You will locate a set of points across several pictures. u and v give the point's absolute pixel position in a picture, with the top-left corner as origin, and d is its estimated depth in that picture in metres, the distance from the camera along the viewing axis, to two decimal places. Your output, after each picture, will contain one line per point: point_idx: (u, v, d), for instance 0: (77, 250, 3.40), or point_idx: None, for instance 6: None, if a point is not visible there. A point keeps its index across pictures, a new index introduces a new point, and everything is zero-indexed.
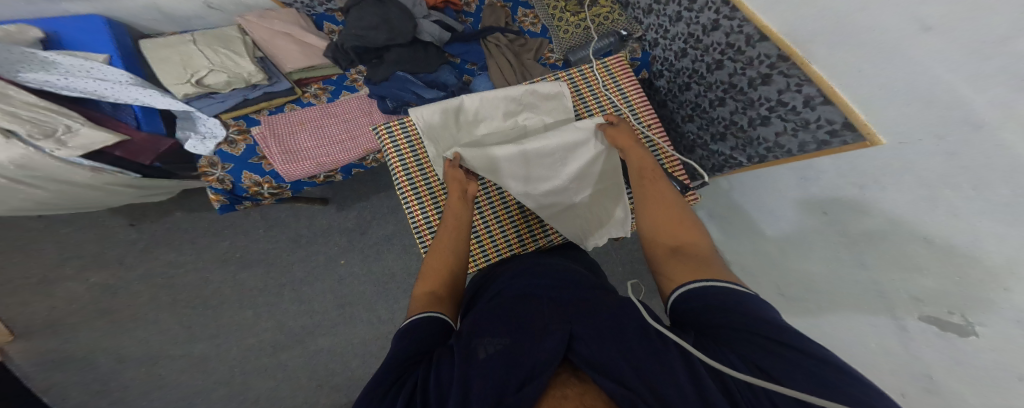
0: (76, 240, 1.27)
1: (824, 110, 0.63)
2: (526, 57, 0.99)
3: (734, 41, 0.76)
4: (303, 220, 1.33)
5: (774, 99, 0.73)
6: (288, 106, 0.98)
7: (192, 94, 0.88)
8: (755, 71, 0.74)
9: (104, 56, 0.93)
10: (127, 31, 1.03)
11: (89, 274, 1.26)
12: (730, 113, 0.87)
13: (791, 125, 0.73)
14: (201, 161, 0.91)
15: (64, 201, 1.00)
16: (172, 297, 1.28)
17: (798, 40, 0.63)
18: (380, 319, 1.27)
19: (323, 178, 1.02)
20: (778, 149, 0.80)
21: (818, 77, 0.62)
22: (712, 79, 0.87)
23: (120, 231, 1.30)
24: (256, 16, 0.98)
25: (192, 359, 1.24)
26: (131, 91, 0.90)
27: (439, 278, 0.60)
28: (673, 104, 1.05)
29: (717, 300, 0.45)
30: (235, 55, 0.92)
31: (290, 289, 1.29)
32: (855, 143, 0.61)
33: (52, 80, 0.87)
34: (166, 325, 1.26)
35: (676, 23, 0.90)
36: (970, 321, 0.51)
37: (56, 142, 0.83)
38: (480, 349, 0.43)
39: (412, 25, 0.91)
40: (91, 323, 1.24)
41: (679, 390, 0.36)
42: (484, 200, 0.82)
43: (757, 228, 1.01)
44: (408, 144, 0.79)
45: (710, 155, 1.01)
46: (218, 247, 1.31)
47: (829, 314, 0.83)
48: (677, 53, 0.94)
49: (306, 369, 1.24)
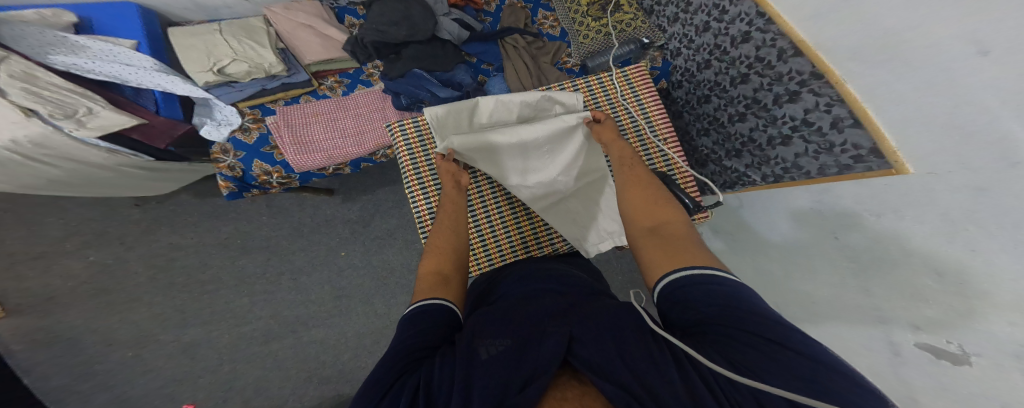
0: (81, 218, 1.29)
1: (852, 133, 0.64)
2: (542, 60, 1.02)
3: (764, 56, 0.77)
4: (307, 210, 1.34)
5: (800, 117, 0.74)
6: (304, 97, 1.01)
7: (212, 83, 0.91)
8: (783, 88, 0.75)
9: (131, 43, 0.97)
10: (157, 19, 1.08)
11: (88, 252, 1.27)
12: (750, 129, 0.89)
13: (815, 146, 0.73)
14: (213, 147, 0.93)
15: (76, 179, 1.02)
16: (170, 279, 1.28)
17: (835, 58, 0.63)
18: (375, 313, 1.26)
19: (331, 170, 1.03)
20: (795, 170, 0.80)
21: (851, 97, 0.61)
22: (734, 93, 0.89)
23: (126, 210, 1.31)
24: (281, 8, 1.03)
25: (184, 343, 1.24)
26: (154, 76, 0.93)
27: (443, 258, 0.62)
28: (690, 116, 1.08)
29: (710, 296, 0.44)
30: (257, 46, 0.96)
31: (288, 277, 1.29)
32: (879, 169, 0.59)
33: (80, 63, 0.90)
34: (161, 307, 1.26)
35: (704, 34, 0.93)
36: (965, 350, 0.51)
37: (77, 123, 0.85)
38: (481, 350, 0.44)
39: (433, 22, 0.95)
40: (84, 303, 1.25)
41: (672, 389, 0.36)
42: (489, 199, 0.84)
43: (761, 247, 1.00)
44: (420, 141, 0.82)
45: (722, 170, 1.03)
46: (220, 231, 1.32)
47: (827, 334, 0.82)
48: (700, 65, 0.97)
49: (296, 360, 1.23)
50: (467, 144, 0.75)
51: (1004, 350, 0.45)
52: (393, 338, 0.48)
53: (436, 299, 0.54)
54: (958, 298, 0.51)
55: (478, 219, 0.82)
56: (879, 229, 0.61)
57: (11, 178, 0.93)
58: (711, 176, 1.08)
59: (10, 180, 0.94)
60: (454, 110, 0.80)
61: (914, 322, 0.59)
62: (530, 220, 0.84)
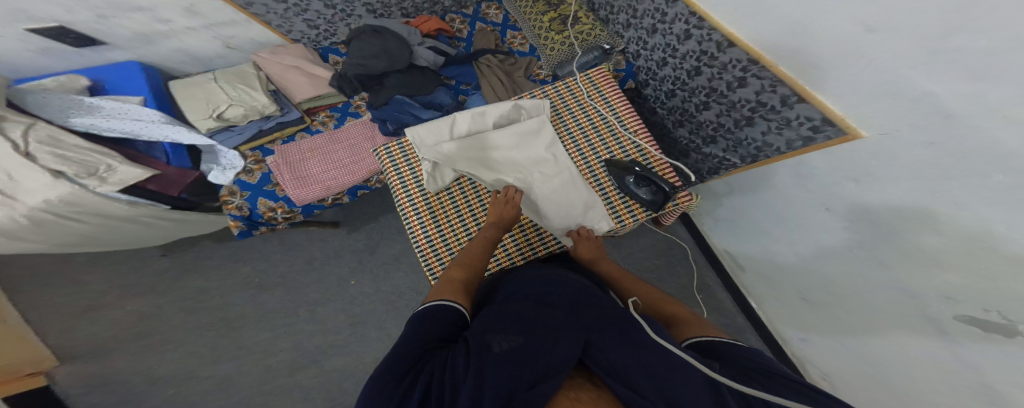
0: (118, 271, 1.38)
1: (801, 108, 0.65)
2: (517, 75, 1.02)
3: (705, 49, 0.78)
4: (316, 243, 1.38)
5: (753, 100, 0.73)
6: (299, 134, 1.03)
7: (214, 128, 0.95)
8: (730, 75, 0.75)
9: (139, 99, 1.02)
10: (160, 75, 1.13)
11: (127, 302, 1.34)
12: (716, 115, 0.86)
13: (776, 124, 0.72)
14: (222, 190, 0.97)
15: (104, 234, 1.06)
16: (198, 321, 1.32)
17: (765, 45, 0.66)
18: (391, 337, 1.27)
19: (332, 201, 1.05)
20: (768, 148, 0.78)
21: (786, 76, 0.64)
22: (693, 85, 0.87)
23: (154, 261, 1.39)
24: (268, 53, 1.06)
25: (215, 381, 1.25)
26: (163, 128, 0.98)
27: (468, 268, 0.66)
28: (663, 110, 1.04)
29: (717, 353, 0.47)
30: (251, 90, 0.99)
31: (306, 310, 1.32)
32: (836, 137, 0.62)
33: (97, 123, 0.96)
34: (193, 347, 1.29)
35: (653, 35, 0.92)
36: (1013, 320, 0.52)
37: (99, 180, 0.91)
38: (495, 343, 0.44)
39: (408, 52, 0.97)
40: (126, 347, 1.29)
41: (694, 393, 0.38)
42: (481, 212, 0.81)
43: (765, 231, 0.98)
44: (407, 163, 0.83)
45: (704, 158, 0.98)
46: (239, 272, 1.37)
47: (857, 311, 0.81)
48: (658, 63, 0.94)
49: (321, 389, 1.23)
50: (451, 148, 0.76)
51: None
52: (406, 330, 0.49)
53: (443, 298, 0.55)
54: (968, 262, 0.54)
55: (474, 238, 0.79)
56: (867, 195, 0.64)
57: (47, 238, 0.97)
58: (694, 165, 1.04)
59: (46, 241, 0.98)
60: (434, 126, 0.80)
61: (945, 291, 0.61)
62: (521, 230, 0.80)
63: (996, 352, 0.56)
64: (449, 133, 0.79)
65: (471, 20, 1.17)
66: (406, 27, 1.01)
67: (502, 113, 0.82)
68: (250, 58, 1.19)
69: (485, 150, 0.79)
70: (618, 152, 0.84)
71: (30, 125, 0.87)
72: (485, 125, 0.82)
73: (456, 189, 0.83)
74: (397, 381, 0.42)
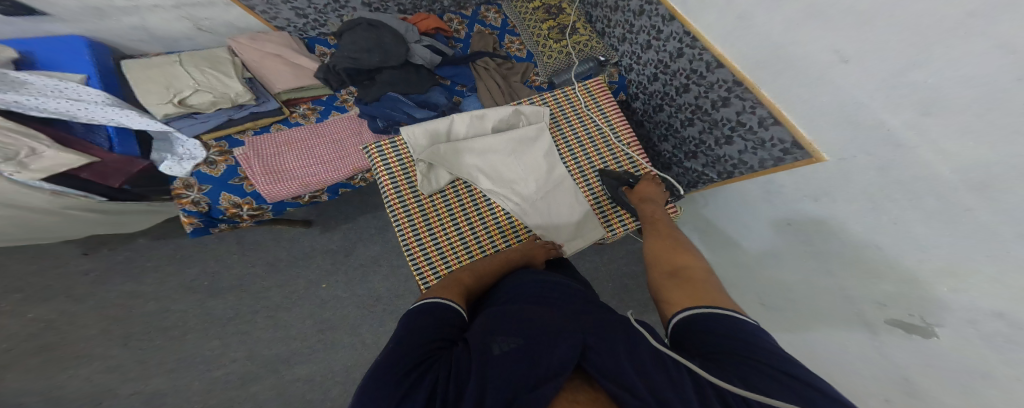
0: (27, 272, 1.19)
1: (776, 130, 0.75)
2: (513, 80, 1.03)
3: (696, 68, 0.88)
4: (283, 243, 1.29)
5: (734, 119, 0.84)
6: (274, 127, 0.97)
7: (173, 114, 0.87)
8: (716, 94, 0.86)
9: (81, 77, 0.91)
10: (110, 52, 1.02)
11: (28, 310, 1.16)
12: (699, 132, 0.96)
13: (751, 144, 0.83)
14: (175, 183, 0.88)
15: (19, 230, 0.94)
16: (125, 330, 1.17)
17: (747, 68, 0.76)
18: (364, 343, 1.21)
19: (308, 198, 1.00)
20: (742, 166, 0.90)
21: (767, 99, 0.74)
22: (681, 101, 0.97)
23: (73, 261, 1.22)
24: (247, 38, 1.00)
25: (141, 400, 1.11)
26: (108, 111, 0.88)
27: (472, 272, 0.71)
28: (650, 124, 1.13)
29: (726, 331, 0.47)
30: (223, 76, 0.92)
31: (266, 315, 1.22)
32: (803, 159, 0.72)
33: (22, 100, 0.81)
34: (115, 362, 1.14)
35: (647, 51, 1.01)
36: (929, 322, 0.60)
37: (17, 165, 0.79)
38: (495, 347, 0.48)
39: (405, 49, 0.95)
40: (27, 363, 1.11)
41: (684, 397, 0.39)
42: (473, 215, 0.85)
43: (734, 241, 1.08)
44: (398, 161, 0.85)
45: (684, 172, 1.09)
46: (185, 274, 1.24)
47: (806, 316, 0.90)
48: (650, 78, 1.04)
49: (278, 402, 1.13)
50: (455, 150, 0.83)
51: (959, 317, 0.55)
52: (405, 324, 0.53)
53: (439, 298, 0.59)
54: (902, 271, 0.62)
55: (465, 236, 0.83)
56: (819, 211, 0.74)
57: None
58: (676, 178, 1.14)
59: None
60: (431, 128, 0.84)
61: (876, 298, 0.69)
62: (514, 230, 0.86)
63: (915, 349, 0.64)
64: (443, 137, 0.86)
65: (469, 22, 1.16)
66: (403, 23, 1.00)
67: (502, 117, 0.89)
68: (224, 42, 1.11)
69: (485, 152, 0.85)
70: (611, 160, 0.93)
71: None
72: (488, 128, 0.88)
73: (450, 192, 0.85)
74: (401, 373, 0.43)
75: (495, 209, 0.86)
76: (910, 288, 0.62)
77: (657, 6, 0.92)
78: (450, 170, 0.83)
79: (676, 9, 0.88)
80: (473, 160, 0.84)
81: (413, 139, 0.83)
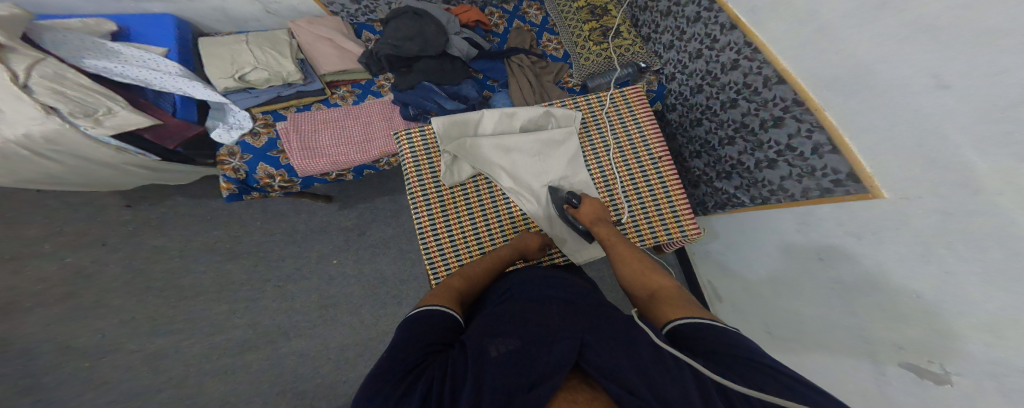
0: (70, 217, 1.29)
1: (831, 159, 0.71)
2: (545, 79, 1.08)
3: (751, 82, 0.85)
4: (303, 215, 1.35)
5: (784, 142, 0.82)
6: (315, 105, 1.06)
7: (232, 88, 0.98)
8: (768, 113, 0.84)
9: (161, 50, 1.04)
10: (191, 30, 1.17)
11: (65, 254, 1.25)
12: (739, 152, 0.96)
13: (798, 170, 0.81)
14: (221, 150, 0.98)
15: (74, 177, 1.04)
16: (146, 284, 1.25)
17: (812, 86, 0.72)
18: (363, 324, 1.23)
19: (334, 176, 1.07)
20: (780, 193, 0.88)
21: (829, 123, 0.70)
22: (725, 117, 0.97)
23: (114, 211, 1.32)
24: (305, 22, 1.10)
25: (146, 355, 1.17)
26: (177, 81, 0.99)
27: (465, 277, 0.70)
28: (684, 138, 1.15)
29: (701, 330, 0.48)
30: (280, 56, 1.02)
31: (275, 284, 1.27)
32: (856, 193, 0.67)
33: (110, 67, 0.97)
34: (129, 315, 1.21)
35: (696, 60, 1.01)
36: (946, 368, 0.56)
37: (93, 121, 0.89)
38: (491, 348, 0.47)
39: (444, 40, 1.01)
40: (52, 306, 1.19)
41: (682, 393, 0.40)
42: (492, 214, 0.89)
43: (751, 268, 1.04)
44: (425, 149, 0.91)
45: (713, 192, 1.09)
46: (208, 235, 1.31)
47: (811, 355, 0.85)
48: (693, 89, 1.04)
49: (271, 373, 1.17)
50: (481, 144, 0.89)
51: (983, 369, 0.50)
52: (403, 331, 0.52)
53: (432, 306, 0.57)
54: (935, 315, 0.57)
55: (479, 231, 0.87)
56: (858, 250, 0.69)
57: (10, 173, 0.94)
58: (703, 197, 1.15)
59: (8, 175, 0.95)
60: (458, 122, 0.91)
61: (898, 342, 0.64)
62: (528, 230, 0.89)
63: (925, 399, 0.59)
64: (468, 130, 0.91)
65: (509, 17, 1.22)
66: (445, 13, 1.06)
67: (531, 117, 0.93)
68: (285, 24, 1.25)
69: (512, 150, 0.90)
70: (638, 174, 0.93)
71: (39, 61, 0.87)
72: (516, 127, 0.93)
73: (470, 185, 0.91)
74: (397, 379, 0.44)
75: (513, 208, 0.90)
76: (937, 332, 0.57)
77: (717, 13, 0.90)
78: (473, 163, 0.88)
79: (739, 18, 0.85)
80: (497, 157, 0.89)
81: (445, 128, 0.90)
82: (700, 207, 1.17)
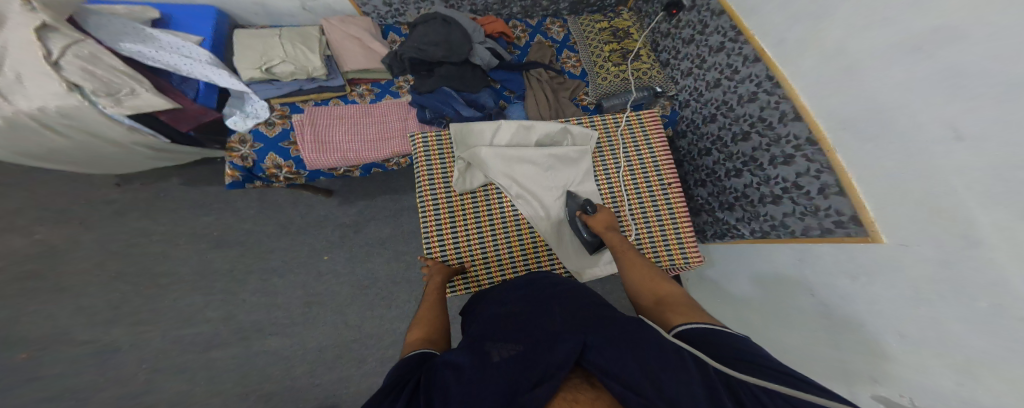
0: (49, 191, 1.23)
1: (836, 201, 0.71)
2: (562, 95, 1.09)
3: (766, 116, 0.83)
4: (300, 209, 1.30)
5: (791, 180, 0.81)
6: (334, 101, 1.08)
7: (256, 78, 1.00)
8: (779, 150, 0.82)
9: (197, 39, 1.08)
10: (229, 22, 1.24)
11: (38, 230, 1.20)
12: (744, 185, 0.95)
13: (801, 208, 0.80)
14: (233, 136, 1.00)
15: (74, 151, 1.03)
16: (118, 269, 1.20)
17: (831, 128, 0.70)
18: (347, 325, 1.20)
19: (342, 171, 1.09)
20: (781, 229, 0.87)
21: (839, 166, 0.69)
22: (734, 149, 0.95)
23: (103, 188, 1.25)
24: (337, 20, 1.12)
25: (97, 347, 1.13)
26: (205, 68, 1.03)
27: (426, 324, 0.67)
28: (690, 166, 1.15)
29: (711, 338, 0.50)
30: (307, 51, 1.03)
31: (258, 277, 1.23)
32: (856, 236, 0.67)
33: (144, 51, 1.00)
34: (91, 301, 1.16)
35: (713, 89, 0.99)
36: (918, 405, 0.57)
37: (114, 101, 0.91)
38: (493, 353, 0.48)
39: (468, 48, 1.02)
40: (9, 287, 1.15)
41: (690, 393, 0.41)
42: (499, 221, 0.93)
43: (740, 297, 1.04)
44: (439, 154, 0.95)
45: (714, 221, 1.09)
46: (198, 221, 1.25)
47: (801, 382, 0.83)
48: (706, 118, 1.03)
49: (234, 373, 1.15)
50: (496, 156, 0.91)
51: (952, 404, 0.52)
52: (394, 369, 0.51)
53: (413, 354, 0.56)
54: (916, 359, 0.57)
55: (484, 240, 0.92)
56: (850, 290, 0.69)
57: (12, 143, 0.94)
58: (704, 225, 1.14)
59: (8, 146, 0.94)
60: (481, 129, 0.93)
61: (887, 380, 0.63)
62: (534, 242, 0.93)
63: None
64: (489, 139, 0.93)
65: (532, 31, 1.22)
66: (472, 23, 1.07)
67: (548, 132, 0.95)
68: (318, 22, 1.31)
69: (525, 162, 0.92)
70: (647, 197, 0.96)
71: (75, 41, 0.89)
72: (532, 140, 0.95)
73: (481, 193, 0.94)
74: (392, 391, 0.46)
75: (521, 220, 0.93)
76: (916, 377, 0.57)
77: (742, 44, 0.87)
78: (487, 174, 0.92)
79: (765, 50, 0.83)
80: (511, 169, 0.91)
81: (462, 136, 0.93)
82: (700, 235, 1.17)
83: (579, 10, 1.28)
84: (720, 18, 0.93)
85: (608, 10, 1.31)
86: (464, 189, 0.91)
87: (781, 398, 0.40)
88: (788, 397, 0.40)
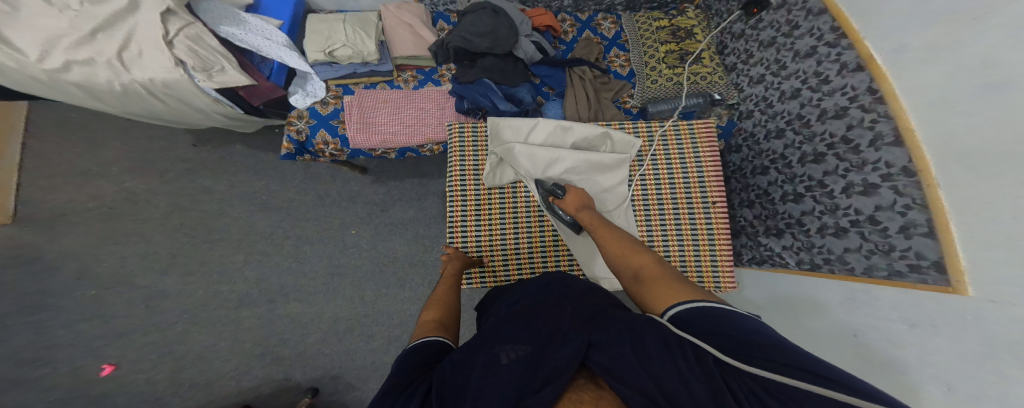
0: (142, 146, 1.41)
1: (919, 242, 0.60)
2: (603, 96, 1.06)
3: (854, 136, 0.72)
4: (337, 182, 1.37)
5: (866, 213, 0.70)
6: (381, 85, 1.15)
7: (320, 61, 1.09)
8: (860, 177, 0.71)
9: (277, 23, 1.19)
10: (305, 8, 1.35)
11: (126, 179, 1.38)
12: (802, 212, 0.84)
13: (870, 246, 0.69)
14: (293, 111, 1.09)
15: (168, 114, 1.20)
16: (181, 220, 1.34)
17: (940, 159, 0.56)
18: (362, 300, 1.26)
19: (380, 153, 1.14)
20: (836, 264, 0.76)
21: (936, 205, 0.56)
22: (799, 171, 0.84)
23: (183, 147, 1.41)
24: (394, 7, 1.18)
25: (153, 291, 1.28)
26: (280, 50, 1.13)
27: (438, 308, 0.65)
28: (739, 184, 1.05)
29: (712, 321, 0.42)
30: (365, 36, 1.09)
31: (292, 243, 1.32)
32: (935, 284, 0.57)
33: (236, 33, 1.10)
34: (155, 248, 1.32)
35: (788, 101, 0.88)
36: None
37: (207, 76, 1.02)
38: (502, 354, 0.44)
39: (513, 40, 1.03)
40: (91, 227, 1.33)
41: (692, 399, 0.35)
42: (522, 216, 0.91)
43: None
44: (473, 143, 0.95)
45: (753, 245, 0.99)
46: (252, 184, 1.38)
47: None
48: (770, 133, 0.93)
49: (256, 332, 1.23)
50: (528, 155, 0.88)
51: None
52: (398, 360, 0.48)
53: (427, 337, 0.54)
54: None
55: (507, 237, 0.90)
56: (905, 337, 0.59)
57: (126, 106, 1.11)
58: (741, 249, 1.04)
59: (121, 106, 1.12)
60: (516, 125, 0.92)
61: None
62: (556, 249, 0.90)
63: None
64: (525, 137, 0.92)
65: (580, 26, 1.20)
66: (520, 14, 1.07)
67: (587, 136, 0.91)
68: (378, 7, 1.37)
69: (561, 164, 0.89)
70: (685, 215, 0.89)
71: (189, 23, 0.99)
72: (566, 142, 0.92)
73: (509, 190, 0.92)
74: (401, 389, 0.43)
75: (547, 223, 0.90)
76: None
77: (843, 50, 0.75)
78: (517, 171, 0.90)
79: (874, 57, 0.69)
80: (540, 170, 0.89)
81: (497, 130, 0.92)
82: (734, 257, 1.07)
83: (636, 7, 1.24)
84: (819, 18, 0.81)
85: (670, 6, 1.25)
86: (497, 184, 0.91)
87: (777, 394, 0.34)
88: (786, 391, 0.34)
